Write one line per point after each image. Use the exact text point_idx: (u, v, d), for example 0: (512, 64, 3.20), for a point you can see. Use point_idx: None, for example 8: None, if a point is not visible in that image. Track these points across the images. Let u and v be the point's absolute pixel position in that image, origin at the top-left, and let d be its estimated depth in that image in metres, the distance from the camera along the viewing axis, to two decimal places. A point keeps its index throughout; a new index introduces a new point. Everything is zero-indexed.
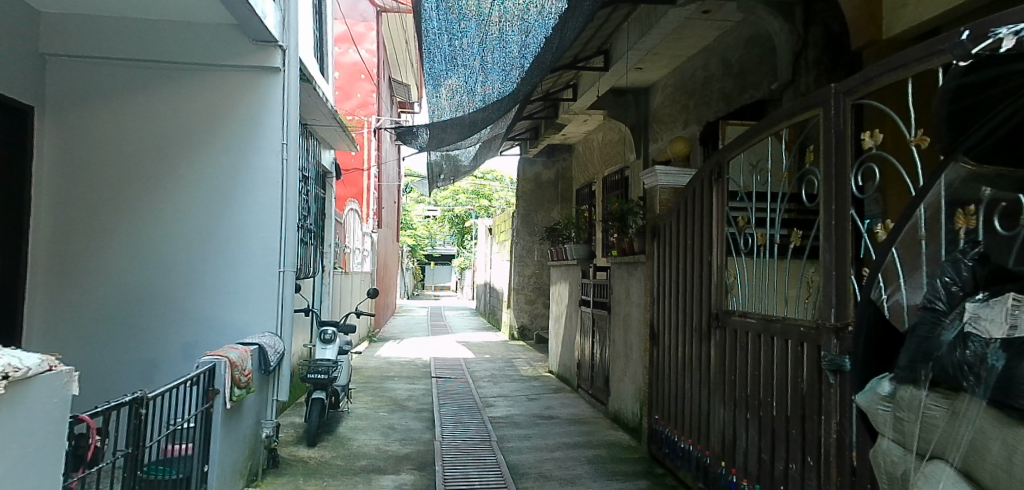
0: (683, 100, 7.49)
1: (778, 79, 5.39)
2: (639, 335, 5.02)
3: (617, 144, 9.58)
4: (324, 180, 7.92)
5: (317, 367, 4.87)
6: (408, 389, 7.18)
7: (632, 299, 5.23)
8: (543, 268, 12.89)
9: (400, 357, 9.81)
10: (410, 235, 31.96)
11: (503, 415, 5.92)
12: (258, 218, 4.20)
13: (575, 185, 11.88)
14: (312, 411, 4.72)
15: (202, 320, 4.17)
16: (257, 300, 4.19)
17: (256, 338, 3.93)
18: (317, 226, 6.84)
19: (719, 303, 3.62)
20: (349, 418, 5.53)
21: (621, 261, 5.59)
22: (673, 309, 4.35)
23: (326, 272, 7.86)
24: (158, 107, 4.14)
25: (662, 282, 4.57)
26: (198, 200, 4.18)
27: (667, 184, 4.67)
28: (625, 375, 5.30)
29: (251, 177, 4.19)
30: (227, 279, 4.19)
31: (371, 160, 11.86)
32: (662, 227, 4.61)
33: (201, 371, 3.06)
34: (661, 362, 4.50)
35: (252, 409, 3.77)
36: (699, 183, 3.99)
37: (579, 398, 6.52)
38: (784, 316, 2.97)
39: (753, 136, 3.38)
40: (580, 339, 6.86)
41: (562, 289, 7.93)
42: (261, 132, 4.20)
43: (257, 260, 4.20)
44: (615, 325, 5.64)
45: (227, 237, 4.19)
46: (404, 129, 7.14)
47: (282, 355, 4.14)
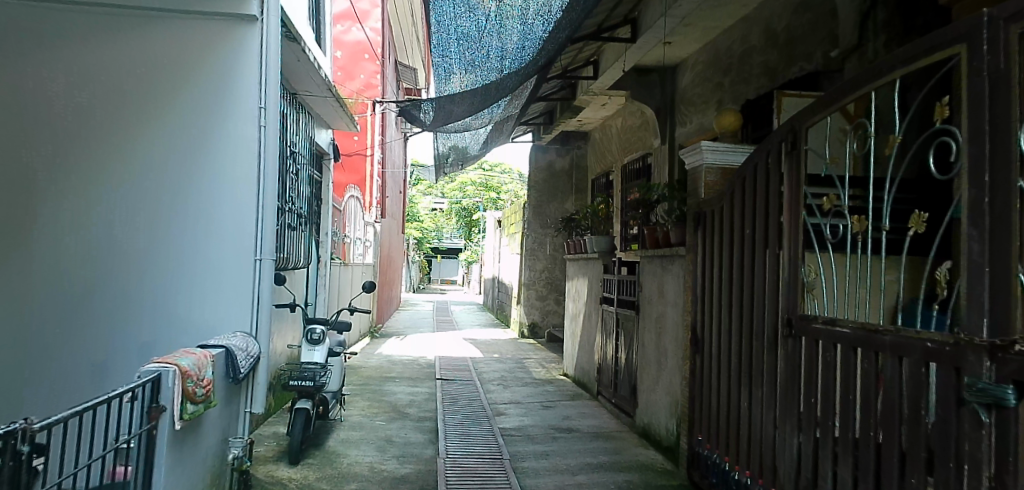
0: (717, 78, 6.75)
1: (839, 46, 4.65)
2: (677, 341, 4.30)
3: (638, 129, 8.85)
4: (321, 162, 7.24)
5: (302, 373, 4.17)
6: (410, 393, 6.52)
7: (669, 299, 4.50)
8: (555, 262, 12.17)
9: (402, 356, 9.15)
10: (417, 228, 31.28)
11: (516, 427, 5.24)
12: (231, 196, 3.54)
13: (591, 174, 11.16)
14: (295, 424, 4.05)
15: (165, 316, 3.56)
16: (229, 293, 3.54)
17: (223, 339, 3.28)
18: (309, 211, 6.17)
19: (790, 306, 2.91)
20: (341, 429, 4.85)
21: (653, 256, 4.85)
22: (723, 311, 3.64)
23: (321, 263, 7.21)
24: (113, 66, 3.53)
25: (710, 279, 3.85)
26: (162, 177, 3.56)
27: (715, 162, 3.96)
28: (659, 385, 4.59)
29: (224, 147, 3.54)
30: (194, 268, 3.56)
31: (375, 146, 11.19)
32: (710, 213, 3.88)
33: (139, 384, 2.37)
34: (706, 373, 3.80)
35: (215, 427, 3.10)
36: (762, 159, 3.27)
37: (600, 407, 5.84)
38: (895, 328, 2.26)
39: (842, 97, 2.65)
40: (602, 342, 6.16)
41: (580, 284, 7.23)
42: (235, 94, 3.53)
43: (229, 247, 3.55)
44: (646, 327, 4.92)
45: (195, 219, 3.56)
46: (408, 105, 6.43)
47: (258, 358, 3.50)
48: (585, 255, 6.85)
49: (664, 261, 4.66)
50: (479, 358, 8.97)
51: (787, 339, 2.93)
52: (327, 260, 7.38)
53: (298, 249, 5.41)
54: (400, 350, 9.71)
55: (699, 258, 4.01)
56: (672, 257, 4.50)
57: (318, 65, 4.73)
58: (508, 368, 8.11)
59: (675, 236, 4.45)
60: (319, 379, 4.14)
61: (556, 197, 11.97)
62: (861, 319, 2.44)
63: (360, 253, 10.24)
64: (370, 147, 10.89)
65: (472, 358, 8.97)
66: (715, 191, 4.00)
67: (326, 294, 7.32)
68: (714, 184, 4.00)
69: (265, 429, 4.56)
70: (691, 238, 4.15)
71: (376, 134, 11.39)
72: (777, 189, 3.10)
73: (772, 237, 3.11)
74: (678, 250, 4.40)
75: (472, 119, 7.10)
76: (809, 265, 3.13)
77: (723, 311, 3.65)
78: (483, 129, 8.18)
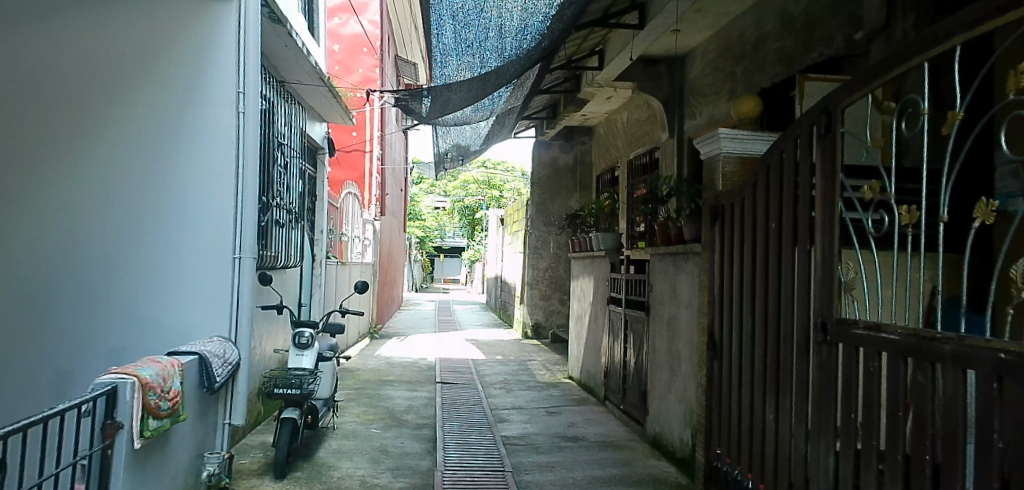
0: (729, 67, 6.43)
1: (864, 27, 4.32)
2: (692, 346, 3.98)
3: (645, 123, 8.54)
4: (315, 156, 6.97)
5: (288, 380, 3.83)
6: (408, 397, 6.22)
7: (683, 299, 4.19)
8: (559, 261, 11.86)
9: (401, 358, 8.85)
10: (418, 227, 30.97)
11: (519, 435, 4.95)
12: (210, 189, 3.37)
13: (595, 170, 10.84)
14: (281, 434, 3.75)
15: (135, 317, 3.33)
16: (207, 293, 3.38)
17: (196, 345, 2.99)
18: (301, 207, 5.89)
19: (824, 309, 2.61)
20: (333, 439, 4.56)
21: (665, 255, 4.53)
22: (741, 312, 3.37)
23: (316, 262, 6.94)
24: (82, 42, 3.06)
25: (727, 277, 3.56)
26: (132, 169, 3.26)
27: (733, 151, 3.67)
28: (672, 392, 4.28)
29: (202, 137, 3.36)
30: (170, 266, 3.37)
31: (374, 142, 10.93)
32: (730, 208, 3.56)
33: (88, 398, 2.08)
34: (723, 378, 3.53)
35: (185, 442, 2.81)
36: (789, 145, 2.96)
37: (607, 413, 5.55)
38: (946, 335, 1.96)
39: (879, 76, 2.32)
40: (609, 345, 5.86)
41: (585, 284, 6.93)
42: (211, 78, 3.35)
43: (207, 243, 3.37)
44: (657, 330, 4.61)
45: (171, 215, 3.36)
46: (404, 94, 6.12)
47: (236, 366, 3.22)
48: (591, 253, 6.54)
49: (676, 260, 4.34)
50: (480, 360, 8.68)
51: (816, 344, 2.66)
52: (322, 259, 7.10)
53: (286, 247, 5.10)
54: (400, 352, 9.42)
55: (716, 256, 3.70)
56: (686, 255, 4.18)
57: (304, 50, 4.47)
58: (511, 370, 7.81)
59: (689, 232, 4.13)
60: (308, 387, 3.82)
61: (560, 194, 11.66)
62: (909, 324, 2.14)
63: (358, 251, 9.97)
64: (369, 143, 10.64)
65: (474, 360, 8.68)
66: (733, 182, 3.69)
67: (321, 295, 7.04)
68: (731, 175, 3.69)
69: (252, 439, 4.29)
70: (707, 234, 3.84)
71: (376, 130, 11.13)
72: (806, 178, 2.80)
73: (801, 231, 2.82)
74: (691, 247, 4.08)
75: (472, 111, 6.80)
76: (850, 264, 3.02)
77: (742, 313, 3.37)
78: (484, 123, 7.88)
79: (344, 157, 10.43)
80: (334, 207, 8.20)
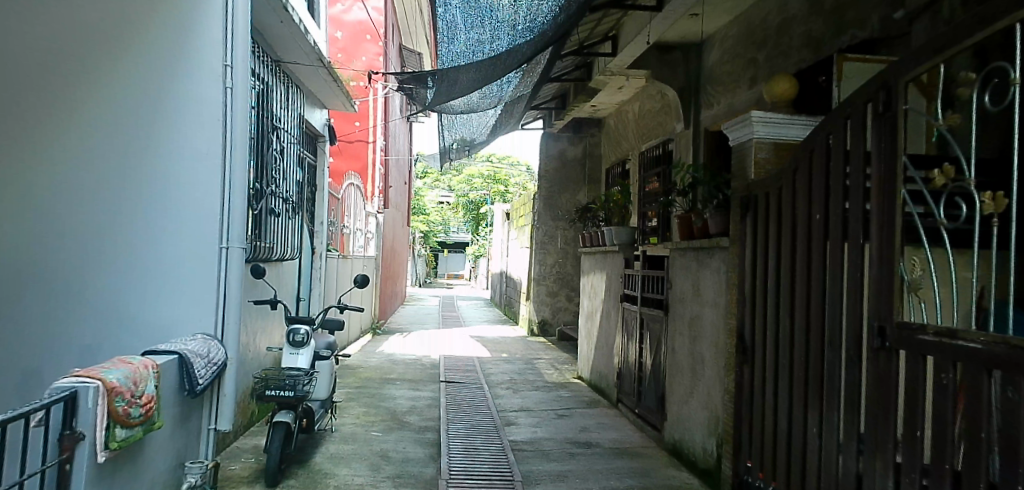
0: (750, 53, 6.07)
1: (905, 5, 3.99)
2: (720, 350, 3.67)
3: (658, 113, 8.21)
4: (315, 144, 6.69)
5: (282, 381, 3.51)
6: (411, 397, 5.94)
7: (707, 298, 3.89)
8: (567, 256, 11.54)
9: (404, 355, 8.57)
10: (422, 221, 30.67)
11: (528, 440, 4.66)
12: (195, 172, 3.10)
13: (605, 163, 10.51)
14: (273, 439, 3.44)
15: (112, 315, 3.06)
16: (191, 288, 3.10)
17: (177, 344, 2.71)
18: (300, 197, 5.62)
19: (878, 311, 2.32)
20: (331, 443, 4.29)
21: (687, 249, 4.22)
22: (776, 312, 3.09)
23: (316, 255, 6.67)
24: (68, 12, 2.90)
25: (761, 275, 3.25)
26: (113, 149, 3.01)
27: (767, 136, 3.36)
28: (696, 398, 3.98)
29: (184, 115, 3.09)
30: (149, 259, 3.08)
31: (378, 132, 10.66)
32: (765, 199, 3.25)
33: (42, 407, 1.78)
34: (758, 386, 3.21)
35: (162, 452, 2.52)
36: (838, 127, 2.64)
37: (621, 417, 5.25)
38: None
39: (942, 49, 2.01)
40: (622, 344, 5.56)
41: (596, 280, 6.63)
42: (195, 52, 3.10)
43: (191, 232, 3.09)
44: (678, 330, 4.30)
45: (151, 202, 3.07)
46: (408, 78, 5.81)
47: (222, 366, 2.94)
48: (604, 248, 6.24)
49: (700, 255, 4.02)
50: (486, 358, 8.39)
51: (873, 351, 2.35)
52: (322, 251, 6.82)
53: (282, 238, 4.81)
54: (403, 349, 9.14)
55: (750, 251, 3.38)
56: (711, 249, 3.86)
57: (300, 28, 4.19)
58: (518, 369, 7.51)
59: (715, 224, 3.81)
60: (303, 389, 3.51)
61: (568, 188, 11.34)
62: (997, 332, 1.83)
63: (360, 245, 9.70)
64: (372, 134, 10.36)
65: (479, 357, 8.38)
66: (767, 170, 3.38)
67: (322, 289, 6.76)
68: (765, 163, 3.39)
69: (244, 442, 4.03)
70: (736, 225, 3.55)
71: (380, 120, 10.84)
72: (858, 162, 2.48)
73: (852, 223, 2.51)
74: (718, 240, 3.76)
75: (480, 98, 6.49)
76: (912, 261, 2.74)
77: (778, 315, 3.07)
78: (492, 111, 7.57)
79: (347, 147, 10.22)
80: (336, 199, 7.91)
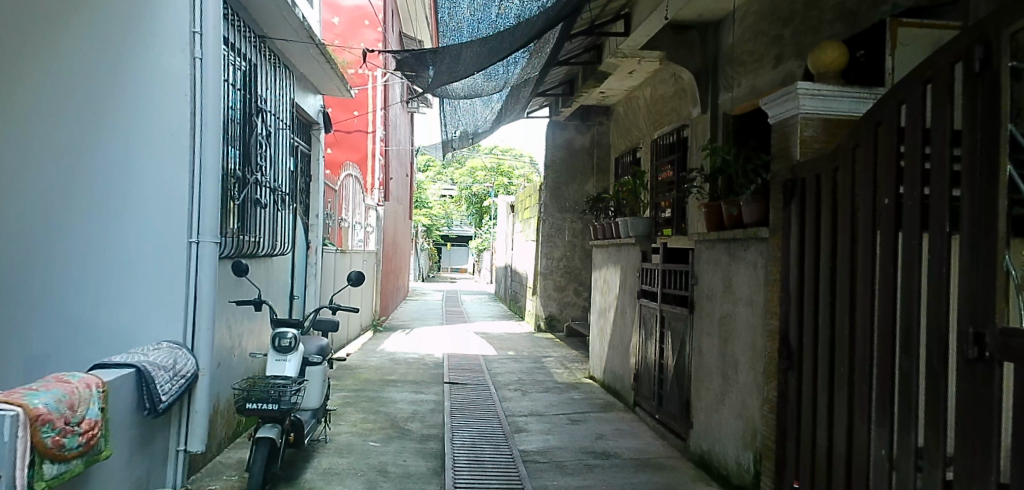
0: (775, 30, 5.61)
1: None
2: (760, 354, 3.25)
3: (672, 98, 7.79)
4: (309, 132, 6.30)
5: (265, 392, 3.11)
6: (412, 401, 5.56)
7: (742, 296, 3.48)
8: (575, 249, 11.11)
9: (406, 353, 8.19)
10: (425, 214, 30.24)
11: (539, 450, 4.28)
12: (161, 156, 2.75)
13: (614, 152, 10.08)
14: (256, 458, 3.05)
15: (77, 320, 2.78)
16: (158, 288, 2.74)
17: (133, 355, 2.32)
18: (291, 188, 5.24)
19: (972, 313, 1.89)
20: (324, 455, 3.91)
21: (717, 241, 3.80)
22: (822, 310, 2.72)
23: (312, 250, 6.29)
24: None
25: (810, 269, 2.83)
26: (77, 134, 2.76)
27: (816, 111, 2.96)
28: (729, 406, 3.57)
29: (149, 92, 2.74)
30: (112, 258, 2.76)
31: (377, 122, 10.30)
32: (814, 183, 2.83)
33: None
34: (804, 395, 2.82)
35: (112, 482, 2.11)
36: (911, 93, 2.21)
37: (639, 423, 4.86)
38: None
39: None
40: (640, 343, 5.17)
41: (609, 275, 6.22)
42: (156, 19, 2.72)
43: (159, 225, 2.75)
44: (707, 330, 3.89)
45: (117, 192, 2.77)
46: (407, 58, 5.40)
47: (191, 379, 2.55)
48: (618, 240, 5.84)
49: (733, 249, 3.60)
50: (492, 356, 8.00)
51: (967, 363, 1.91)
52: (319, 247, 6.43)
53: (271, 231, 4.42)
54: (405, 347, 8.75)
55: (795, 242, 2.96)
56: (747, 241, 3.44)
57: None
58: (526, 369, 7.11)
59: (750, 213, 3.39)
60: (292, 398, 3.12)
61: (575, 179, 10.92)
62: None
63: (360, 238, 9.32)
64: (372, 124, 10.06)
65: (485, 356, 7.99)
66: (814, 150, 2.98)
67: (318, 286, 6.38)
68: (813, 141, 2.98)
69: (227, 457, 3.66)
70: (776, 212, 3.15)
71: (379, 108, 10.46)
72: (939, 138, 2.07)
73: (919, 209, 2.12)
74: (755, 231, 3.35)
75: (483, 79, 6.06)
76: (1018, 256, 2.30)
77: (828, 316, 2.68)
78: (496, 97, 7.16)
79: (345, 138, 9.86)
80: (333, 191, 7.52)
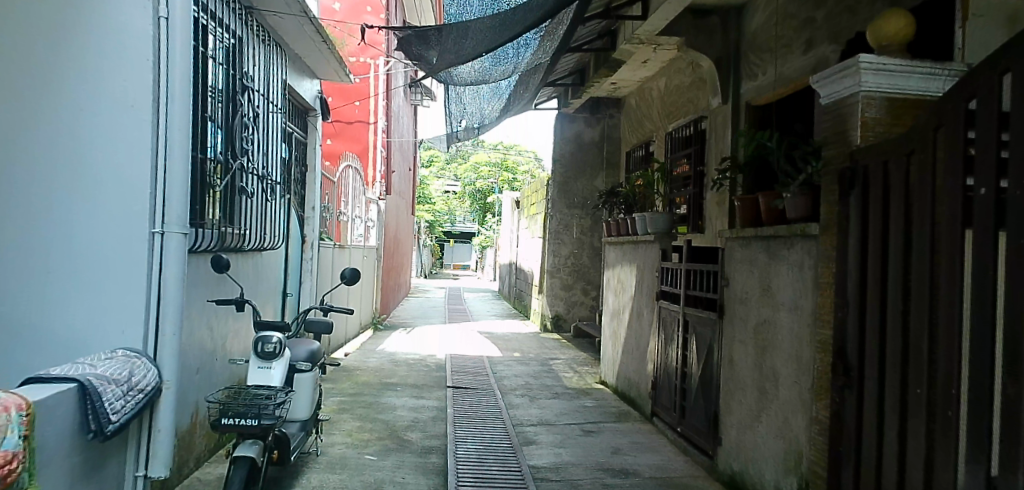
0: (806, 12, 5.21)
1: None
2: (806, 368, 2.87)
3: (689, 88, 7.38)
4: (304, 119, 5.93)
5: (241, 406, 2.71)
6: (413, 408, 5.18)
7: (783, 299, 3.10)
8: (583, 247, 10.71)
9: (407, 353, 7.81)
10: (428, 210, 29.83)
11: (552, 465, 3.89)
12: (120, 132, 2.42)
13: (625, 146, 9.70)
14: (233, 479, 2.65)
15: (23, 322, 2.43)
16: (116, 285, 2.41)
17: (76, 368, 1.94)
18: (284, 178, 4.87)
19: None
20: (315, 471, 3.54)
21: (753, 239, 3.40)
22: (879, 319, 2.37)
23: (307, 244, 5.92)
24: None
25: (871, 271, 2.44)
26: (28, 106, 2.44)
27: (880, 87, 2.56)
28: (767, 424, 3.19)
29: (108, 58, 2.41)
30: (64, 248, 2.43)
31: (380, 112, 9.94)
32: (880, 171, 2.42)
33: None
34: (859, 417, 2.46)
35: None
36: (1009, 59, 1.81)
37: (659, 436, 4.47)
38: None
39: None
40: (658, 349, 4.79)
41: (623, 274, 5.83)
42: None
43: (117, 211, 2.42)
44: (740, 338, 3.51)
45: (70, 173, 2.43)
46: (411, 37, 5.02)
47: (150, 393, 2.17)
48: (633, 237, 5.45)
49: (773, 248, 3.20)
50: (497, 358, 7.61)
51: None
52: (314, 241, 6.05)
53: (259, 222, 4.05)
54: (406, 347, 8.38)
55: (853, 240, 2.56)
56: (790, 239, 3.05)
57: None
58: (533, 372, 6.73)
59: (795, 207, 3.01)
60: (278, 409, 2.74)
61: (584, 173, 10.54)
62: None
63: (359, 233, 8.94)
64: (374, 114, 9.80)
65: (490, 358, 7.60)
66: (877, 133, 2.59)
67: (314, 283, 6.03)
68: (875, 123, 2.58)
69: (206, 473, 3.29)
70: (829, 204, 2.76)
71: (382, 98, 10.10)
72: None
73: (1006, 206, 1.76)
74: (801, 227, 2.95)
75: (492, 63, 5.67)
76: None
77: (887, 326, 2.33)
78: (505, 83, 6.76)
79: (346, 129, 9.63)
80: (331, 182, 7.13)
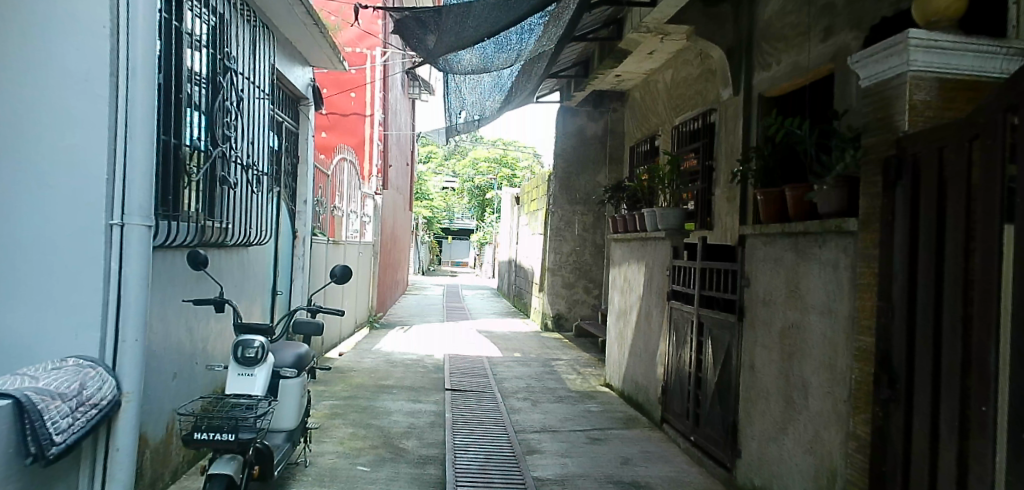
0: None
1: None
2: (841, 378, 2.62)
3: (696, 80, 7.12)
4: (296, 107, 5.67)
5: (215, 420, 2.42)
6: (408, 412, 4.91)
7: (815, 302, 2.83)
8: (585, 244, 10.43)
9: (404, 353, 7.54)
10: (427, 206, 29.53)
11: (558, 477, 3.63)
12: (74, 109, 2.16)
13: (629, 141, 9.44)
14: None
15: None
16: (68, 281, 2.16)
17: (12, 382, 1.69)
18: (271, 170, 4.59)
19: None
20: (302, 485, 3.28)
21: (781, 234, 3.13)
22: (932, 326, 2.11)
23: (299, 239, 5.65)
24: None
25: (921, 272, 2.18)
26: None
27: (930, 67, 2.28)
28: (794, 436, 2.94)
29: (60, 27, 2.16)
30: (8, 238, 2.16)
31: (377, 105, 9.69)
32: (933, 158, 2.15)
33: None
34: (902, 434, 2.22)
35: None
36: None
37: (670, 445, 4.21)
38: None
39: None
40: (669, 351, 4.53)
41: (629, 272, 5.56)
42: None
43: (70, 198, 2.17)
44: (763, 343, 3.25)
45: (15, 153, 2.16)
46: (409, 17, 4.74)
47: (107, 408, 1.92)
48: (641, 234, 5.19)
49: (805, 245, 2.93)
50: (497, 358, 7.34)
51: None
52: (306, 236, 5.77)
53: (243, 216, 3.78)
54: (402, 347, 8.11)
55: (900, 238, 2.30)
56: (822, 235, 2.80)
57: None
58: (535, 374, 6.47)
59: (827, 202, 2.75)
60: (257, 419, 2.46)
61: (586, 169, 10.29)
62: None
63: (355, 229, 8.67)
64: (370, 107, 9.56)
65: (490, 358, 7.34)
66: (927, 119, 2.32)
67: (306, 280, 5.76)
68: (924, 107, 2.31)
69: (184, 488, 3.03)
70: (869, 197, 2.49)
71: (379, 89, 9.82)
72: None
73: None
74: (836, 222, 2.69)
75: (494, 48, 5.38)
76: None
77: (940, 334, 2.07)
78: (507, 72, 6.48)
79: (340, 121, 9.51)
80: (325, 175, 6.85)
